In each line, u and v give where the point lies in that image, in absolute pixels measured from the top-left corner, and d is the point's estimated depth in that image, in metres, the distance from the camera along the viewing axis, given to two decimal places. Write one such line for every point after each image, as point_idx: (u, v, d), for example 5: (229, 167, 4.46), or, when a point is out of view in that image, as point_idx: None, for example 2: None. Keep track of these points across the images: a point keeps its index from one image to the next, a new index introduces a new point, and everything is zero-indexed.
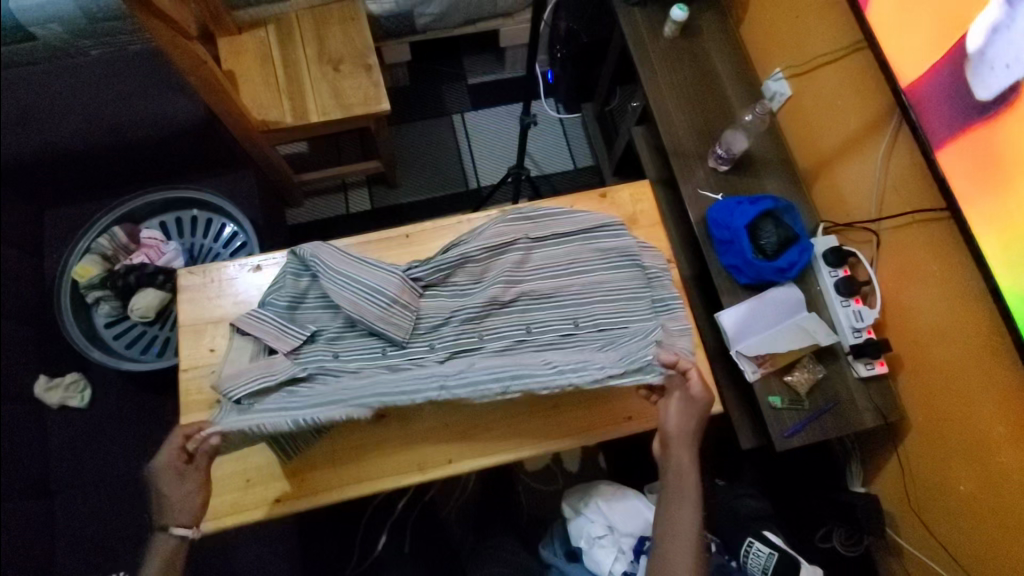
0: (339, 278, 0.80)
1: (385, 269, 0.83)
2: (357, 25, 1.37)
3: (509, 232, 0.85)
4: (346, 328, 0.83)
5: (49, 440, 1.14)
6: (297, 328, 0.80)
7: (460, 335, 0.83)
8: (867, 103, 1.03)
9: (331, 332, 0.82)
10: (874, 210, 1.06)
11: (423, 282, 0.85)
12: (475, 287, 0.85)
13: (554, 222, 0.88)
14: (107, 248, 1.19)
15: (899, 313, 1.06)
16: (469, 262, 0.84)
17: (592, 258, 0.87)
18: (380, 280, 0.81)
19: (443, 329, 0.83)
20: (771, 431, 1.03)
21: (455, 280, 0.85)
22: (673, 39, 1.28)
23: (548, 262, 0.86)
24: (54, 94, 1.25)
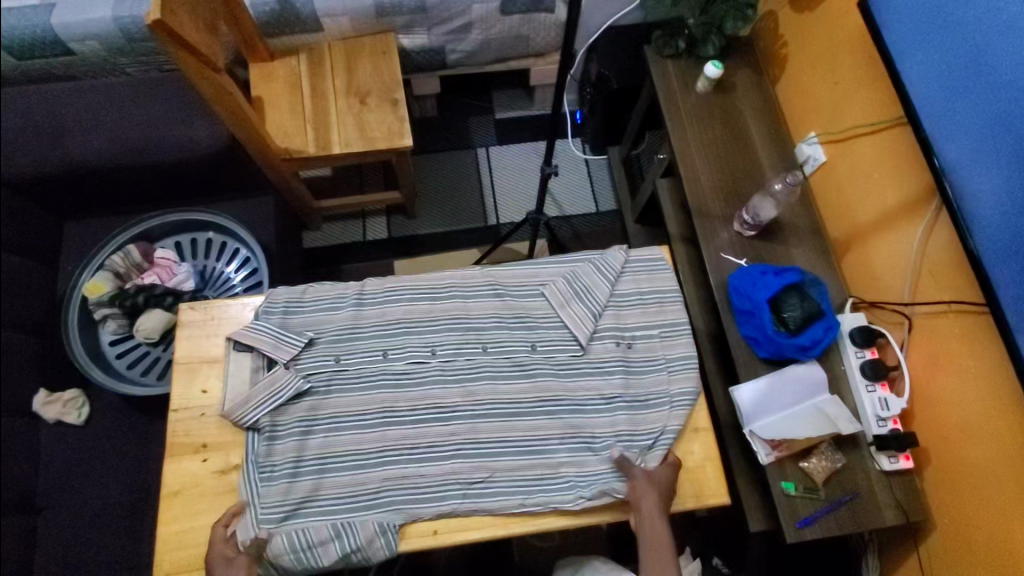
0: (370, 328, 0.87)
1: (407, 341, 0.87)
2: (387, 59, 1.38)
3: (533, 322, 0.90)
4: (346, 332, 0.87)
5: (41, 456, 1.13)
6: (294, 337, 0.84)
7: (446, 396, 0.85)
8: (905, 181, 0.99)
9: (330, 336, 0.86)
10: (906, 293, 1.01)
11: (435, 350, 0.87)
12: (470, 376, 0.86)
13: (592, 306, 0.90)
14: (119, 266, 1.18)
15: (927, 403, 1.00)
16: (466, 355, 0.87)
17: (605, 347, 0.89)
18: (391, 360, 0.86)
19: (433, 389, 0.85)
20: (783, 522, 0.96)
21: (458, 359, 0.87)
22: (706, 94, 1.25)
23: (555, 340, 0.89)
24: (81, 110, 1.21)
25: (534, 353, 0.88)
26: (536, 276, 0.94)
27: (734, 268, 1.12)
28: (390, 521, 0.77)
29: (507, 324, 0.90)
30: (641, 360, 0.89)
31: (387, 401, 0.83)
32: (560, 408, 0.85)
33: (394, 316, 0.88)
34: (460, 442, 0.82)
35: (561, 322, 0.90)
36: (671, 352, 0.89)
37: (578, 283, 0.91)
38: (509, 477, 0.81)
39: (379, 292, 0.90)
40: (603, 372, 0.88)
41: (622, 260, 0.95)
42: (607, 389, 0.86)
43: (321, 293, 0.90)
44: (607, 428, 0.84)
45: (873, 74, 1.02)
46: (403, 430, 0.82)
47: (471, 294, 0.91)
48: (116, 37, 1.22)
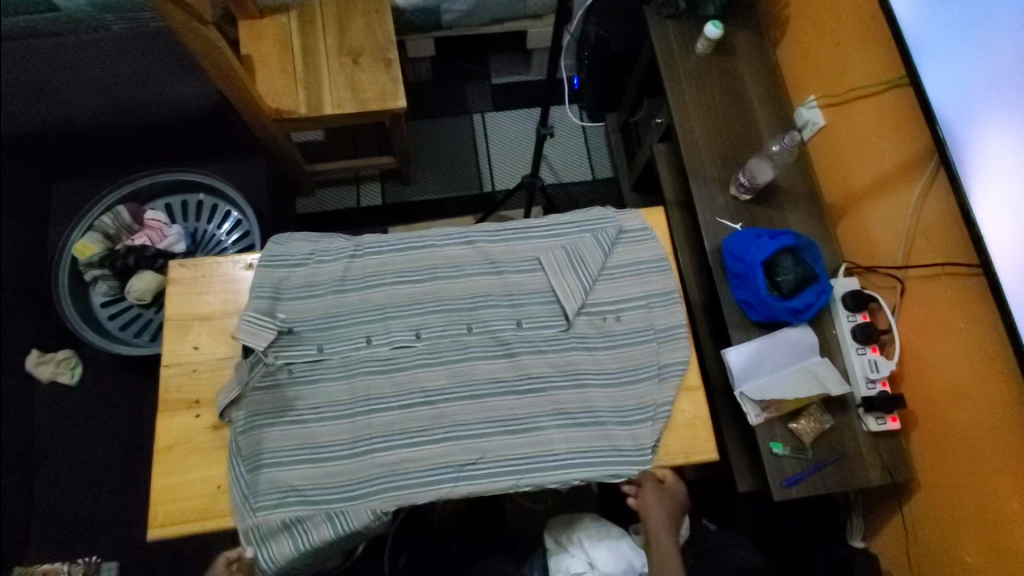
0: (372, 284, 0.84)
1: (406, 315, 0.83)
2: (380, 18, 1.34)
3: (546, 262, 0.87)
4: (333, 320, 0.82)
5: (34, 415, 1.13)
6: (268, 325, 0.79)
7: (448, 323, 0.84)
8: (904, 143, 0.98)
9: (306, 327, 0.82)
10: (900, 258, 1.01)
11: (409, 269, 0.86)
12: (458, 273, 0.86)
13: (588, 257, 0.87)
14: (110, 227, 1.17)
15: (918, 366, 1.01)
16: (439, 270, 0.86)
17: (594, 250, 0.87)
18: (400, 296, 0.84)
19: (449, 270, 0.86)
20: (769, 480, 0.98)
21: (450, 265, 0.86)
22: (705, 56, 1.22)
23: (570, 263, 0.86)
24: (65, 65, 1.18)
25: (536, 291, 0.86)
26: (529, 243, 0.89)
27: (729, 233, 1.12)
28: (438, 309, 0.84)
29: (500, 303, 0.85)
30: (634, 317, 0.87)
31: (441, 290, 0.85)
32: (554, 386, 0.81)
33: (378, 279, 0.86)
34: (449, 425, 0.79)
35: None
36: (658, 322, 0.86)
37: (553, 399, 0.81)
38: (487, 415, 0.79)
39: (361, 274, 0.85)
40: (594, 335, 0.85)
41: (601, 260, 0.87)
42: (586, 441, 0.79)
43: (370, 238, 0.88)
44: (598, 402, 0.81)
45: (876, 32, 1.00)
46: (490, 245, 0.88)
47: (512, 267, 0.87)
48: None
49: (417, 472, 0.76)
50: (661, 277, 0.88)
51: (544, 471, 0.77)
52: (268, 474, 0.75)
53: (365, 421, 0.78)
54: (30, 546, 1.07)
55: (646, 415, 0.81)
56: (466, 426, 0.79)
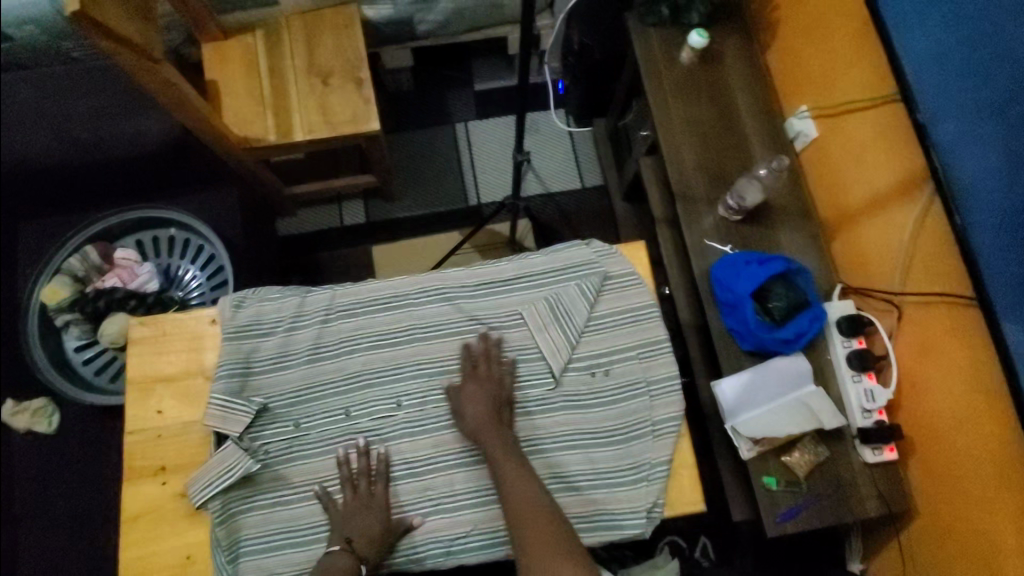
0: (350, 349, 0.82)
1: (384, 385, 0.81)
2: (350, 34, 1.28)
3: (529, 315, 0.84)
4: (309, 390, 0.80)
5: (15, 463, 1.12)
6: (243, 405, 0.77)
7: (429, 390, 0.81)
8: (898, 162, 0.93)
9: (282, 400, 0.80)
10: (896, 282, 0.96)
11: (385, 327, 0.83)
12: (437, 333, 0.83)
13: (567, 307, 0.83)
14: (78, 269, 1.13)
15: (914, 394, 0.97)
16: (417, 331, 0.83)
17: (575, 300, 0.84)
18: (378, 362, 0.82)
19: (429, 331, 0.83)
20: (762, 515, 0.95)
21: (429, 323, 0.84)
22: (691, 65, 1.16)
23: (552, 314, 0.83)
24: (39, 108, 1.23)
25: (518, 348, 0.83)
26: (511, 296, 0.85)
27: (718, 256, 1.07)
28: (416, 375, 0.82)
29: (482, 363, 0.83)
30: (617, 362, 0.83)
31: (420, 354, 0.82)
32: (545, 449, 0.80)
33: (348, 333, 0.83)
34: (435, 498, 0.77)
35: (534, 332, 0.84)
36: (648, 374, 0.83)
37: (545, 462, 0.79)
38: (471, 482, 0.78)
39: (336, 341, 0.82)
40: (583, 391, 0.82)
41: (584, 314, 0.84)
42: (571, 508, 0.77)
43: (343, 298, 0.84)
44: (589, 464, 0.79)
45: (869, 44, 0.94)
46: (470, 302, 0.85)
47: (494, 324, 0.84)
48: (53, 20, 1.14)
49: (408, 549, 0.76)
50: (651, 326, 0.85)
51: None
52: (250, 563, 0.73)
53: None
54: None
55: (639, 476, 0.78)
56: (454, 497, 0.77)
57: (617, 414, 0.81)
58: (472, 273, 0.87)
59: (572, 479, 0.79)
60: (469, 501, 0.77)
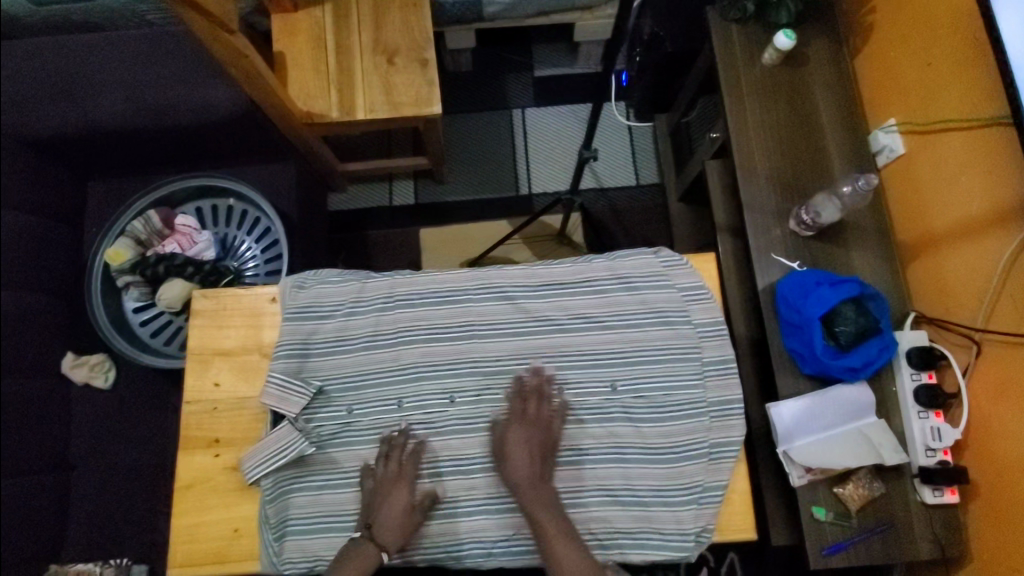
0: (406, 340, 0.81)
1: (438, 378, 0.80)
2: (419, 13, 1.25)
3: (589, 320, 0.82)
4: (363, 377, 0.80)
5: (71, 415, 1.16)
6: (301, 386, 0.77)
7: (483, 388, 0.80)
8: (997, 189, 0.86)
9: (336, 384, 0.80)
10: (978, 317, 0.90)
11: (442, 321, 0.82)
12: (495, 331, 0.82)
13: (626, 314, 0.82)
14: (141, 232, 1.16)
15: (981, 433, 0.90)
16: (474, 327, 0.82)
17: (635, 309, 0.83)
18: (434, 355, 0.81)
19: (486, 328, 0.82)
20: (808, 547, 0.92)
21: (487, 320, 0.82)
22: (773, 67, 1.10)
23: (611, 320, 0.82)
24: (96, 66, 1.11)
25: (575, 354, 0.81)
26: (571, 299, 0.83)
27: (785, 272, 1.02)
28: (471, 371, 0.81)
29: (538, 366, 0.81)
30: (677, 378, 0.80)
31: (475, 351, 0.81)
32: (595, 461, 0.78)
33: (404, 323, 0.82)
34: (481, 498, 0.77)
35: (592, 339, 0.82)
36: (708, 394, 0.80)
37: (593, 474, 0.77)
38: None
39: (393, 330, 0.81)
40: (640, 406, 0.79)
41: (644, 325, 0.82)
42: (618, 522, 0.76)
43: (403, 288, 0.84)
44: (638, 480, 0.77)
45: (980, 58, 0.86)
46: (531, 302, 0.83)
47: (552, 326, 0.82)
48: None
49: (449, 545, 0.76)
50: (715, 344, 0.82)
51: None
52: (295, 543, 0.74)
53: None
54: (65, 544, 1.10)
55: (691, 498, 0.76)
56: (499, 499, 0.77)
57: (673, 431, 0.78)
58: (533, 272, 0.85)
59: (620, 493, 0.77)
60: (514, 505, 0.76)
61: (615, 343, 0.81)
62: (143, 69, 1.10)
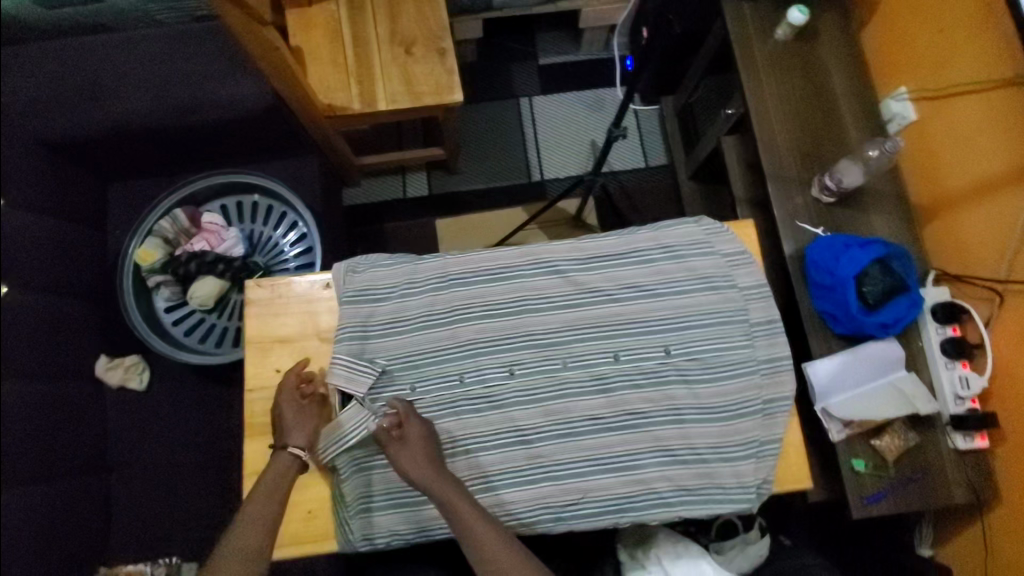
0: (463, 317, 0.83)
1: (495, 353, 0.82)
2: (433, 2, 1.26)
3: (637, 288, 0.85)
4: (423, 356, 0.81)
5: (108, 419, 1.15)
6: (367, 366, 0.79)
7: (541, 360, 0.82)
8: (1015, 147, 0.90)
9: (397, 364, 0.81)
10: (1000, 269, 0.95)
11: (496, 297, 0.84)
12: (549, 304, 0.84)
13: (672, 280, 0.85)
14: (168, 231, 1.16)
15: (1005, 379, 0.96)
16: (527, 302, 0.84)
17: (682, 276, 0.86)
18: (490, 331, 0.83)
19: (540, 302, 0.84)
20: (849, 498, 0.95)
21: (539, 294, 0.84)
22: (786, 42, 1.14)
23: (657, 288, 0.85)
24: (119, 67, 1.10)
25: (628, 322, 0.84)
26: (619, 270, 0.86)
27: (811, 237, 1.06)
28: (527, 345, 0.83)
29: (593, 336, 0.83)
30: (727, 340, 0.83)
31: (531, 325, 0.83)
32: (654, 423, 0.80)
33: (459, 301, 0.83)
34: (547, 465, 0.79)
35: (642, 307, 0.84)
36: (757, 353, 0.84)
37: (654, 436, 0.80)
38: (582, 451, 0.80)
39: (449, 307, 0.83)
40: (694, 369, 0.82)
41: (691, 292, 0.85)
42: (681, 479, 0.79)
43: (455, 267, 0.85)
44: (697, 438, 0.80)
45: (993, 23, 0.91)
46: (581, 274, 0.86)
47: (603, 297, 0.85)
48: None
49: (520, 513, 0.78)
50: (760, 306, 0.86)
51: (636, 512, 0.78)
52: (381, 518, 0.77)
53: (463, 463, 0.79)
54: (111, 548, 1.09)
55: (748, 452, 0.80)
56: (565, 465, 0.79)
57: (727, 390, 0.81)
58: (579, 246, 0.88)
59: (680, 453, 0.80)
60: (580, 470, 0.79)
61: (666, 309, 0.84)
62: (163, 67, 1.10)
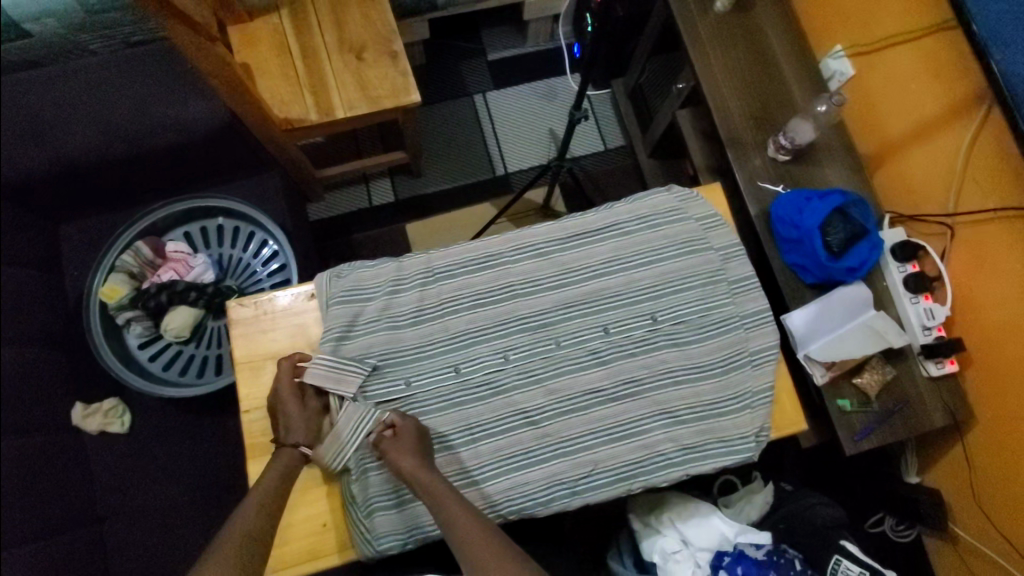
0: (454, 309, 0.83)
1: (490, 341, 0.83)
2: (378, 6, 1.26)
3: (619, 260, 0.87)
4: (419, 352, 0.81)
5: (92, 468, 1.10)
6: (356, 366, 0.78)
7: (536, 342, 0.83)
8: (948, 88, 0.97)
9: (393, 363, 0.81)
10: (948, 204, 1.01)
11: (484, 286, 0.85)
12: (537, 286, 0.85)
13: (651, 249, 0.88)
14: (132, 265, 1.11)
15: (966, 306, 1.02)
16: (515, 287, 0.85)
17: (660, 243, 0.88)
18: (482, 319, 0.83)
19: (528, 285, 0.85)
20: (840, 437, 1.00)
21: (526, 277, 0.86)
22: (725, 14, 1.18)
23: (636, 258, 0.87)
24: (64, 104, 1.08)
25: (614, 295, 0.86)
26: (599, 245, 0.88)
27: (773, 196, 1.11)
28: (520, 329, 0.84)
29: (583, 312, 0.85)
30: (712, 300, 0.86)
31: (522, 309, 0.84)
32: (652, 388, 0.83)
33: (448, 294, 0.84)
34: (555, 443, 0.80)
35: (626, 278, 0.87)
36: (740, 308, 0.87)
37: (654, 400, 0.82)
38: (587, 425, 0.81)
39: (438, 301, 0.83)
40: (683, 331, 0.85)
41: (671, 257, 0.87)
42: (685, 438, 0.81)
43: (439, 261, 0.86)
44: (695, 397, 0.83)
45: None
46: (564, 254, 0.87)
47: (587, 273, 0.86)
48: (75, 10, 1.09)
49: (535, 494, 0.78)
50: (736, 264, 0.89)
51: (646, 477, 0.80)
52: (386, 516, 0.76)
53: (472, 453, 0.79)
54: None
55: (744, 404, 0.83)
56: (571, 441, 0.80)
57: (716, 347, 0.84)
58: (558, 227, 0.89)
59: (680, 413, 0.82)
60: (587, 444, 0.80)
61: (650, 277, 0.87)
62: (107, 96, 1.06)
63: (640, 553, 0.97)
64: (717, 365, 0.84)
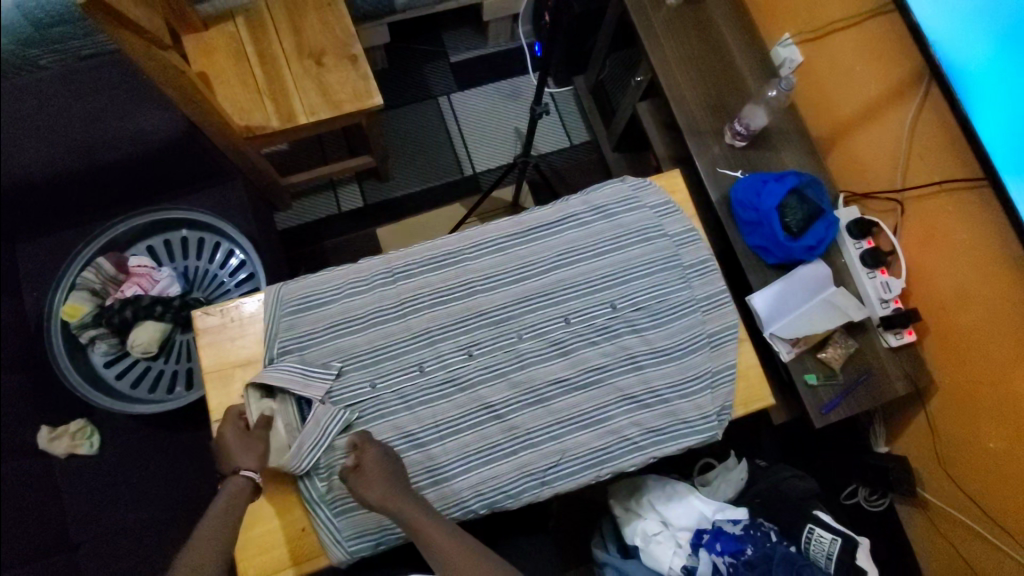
0: (414, 308, 0.84)
1: (451, 338, 0.83)
2: (335, 11, 1.26)
3: (576, 252, 0.89)
4: (381, 353, 0.81)
5: (62, 492, 1.07)
6: (321, 370, 0.78)
7: (498, 336, 0.84)
8: (890, 69, 1.01)
9: (356, 364, 0.81)
10: (897, 181, 1.05)
11: (443, 284, 0.86)
12: (496, 281, 0.86)
13: (606, 239, 0.90)
14: (95, 282, 1.09)
15: (919, 278, 1.07)
16: (474, 282, 0.86)
17: (615, 233, 0.90)
18: (442, 316, 0.84)
19: (486, 281, 0.86)
20: (809, 409, 1.03)
21: (485, 273, 0.87)
22: (678, 7, 1.21)
23: (593, 249, 0.89)
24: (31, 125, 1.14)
25: (573, 286, 0.87)
26: (555, 238, 0.90)
27: (732, 181, 1.14)
28: (482, 324, 0.85)
29: (543, 304, 0.86)
30: (672, 284, 0.88)
31: (482, 304, 0.85)
32: (615, 375, 0.84)
33: (409, 293, 0.84)
34: (522, 435, 0.81)
35: (584, 269, 0.88)
36: (697, 292, 0.89)
37: (618, 387, 0.84)
38: (552, 415, 0.82)
39: (398, 301, 0.84)
40: (642, 317, 0.87)
41: (626, 246, 0.89)
42: (648, 422, 0.83)
43: (399, 261, 0.86)
44: (657, 381, 0.84)
45: None
46: (521, 248, 0.89)
47: (545, 266, 0.88)
48: (23, 27, 1.07)
49: (505, 486, 0.79)
50: (692, 249, 0.92)
51: (613, 462, 0.81)
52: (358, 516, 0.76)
53: (440, 450, 0.79)
54: None
55: (705, 384, 0.85)
56: (538, 432, 0.81)
57: (674, 331, 0.86)
58: (514, 222, 0.91)
59: (643, 399, 0.84)
60: (554, 433, 0.81)
61: (608, 267, 0.88)
62: None
63: (623, 537, 0.99)
64: (677, 349, 0.86)
